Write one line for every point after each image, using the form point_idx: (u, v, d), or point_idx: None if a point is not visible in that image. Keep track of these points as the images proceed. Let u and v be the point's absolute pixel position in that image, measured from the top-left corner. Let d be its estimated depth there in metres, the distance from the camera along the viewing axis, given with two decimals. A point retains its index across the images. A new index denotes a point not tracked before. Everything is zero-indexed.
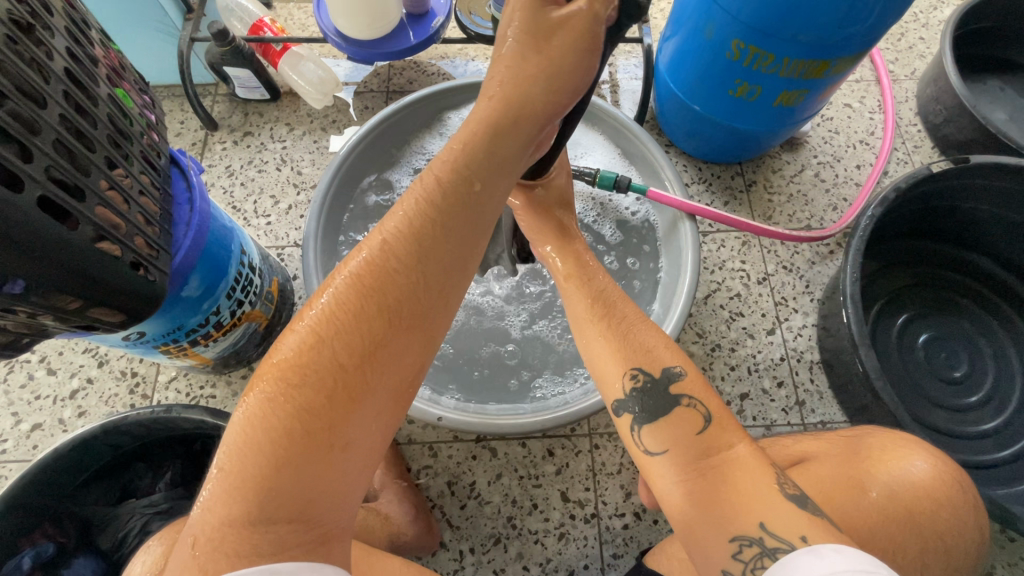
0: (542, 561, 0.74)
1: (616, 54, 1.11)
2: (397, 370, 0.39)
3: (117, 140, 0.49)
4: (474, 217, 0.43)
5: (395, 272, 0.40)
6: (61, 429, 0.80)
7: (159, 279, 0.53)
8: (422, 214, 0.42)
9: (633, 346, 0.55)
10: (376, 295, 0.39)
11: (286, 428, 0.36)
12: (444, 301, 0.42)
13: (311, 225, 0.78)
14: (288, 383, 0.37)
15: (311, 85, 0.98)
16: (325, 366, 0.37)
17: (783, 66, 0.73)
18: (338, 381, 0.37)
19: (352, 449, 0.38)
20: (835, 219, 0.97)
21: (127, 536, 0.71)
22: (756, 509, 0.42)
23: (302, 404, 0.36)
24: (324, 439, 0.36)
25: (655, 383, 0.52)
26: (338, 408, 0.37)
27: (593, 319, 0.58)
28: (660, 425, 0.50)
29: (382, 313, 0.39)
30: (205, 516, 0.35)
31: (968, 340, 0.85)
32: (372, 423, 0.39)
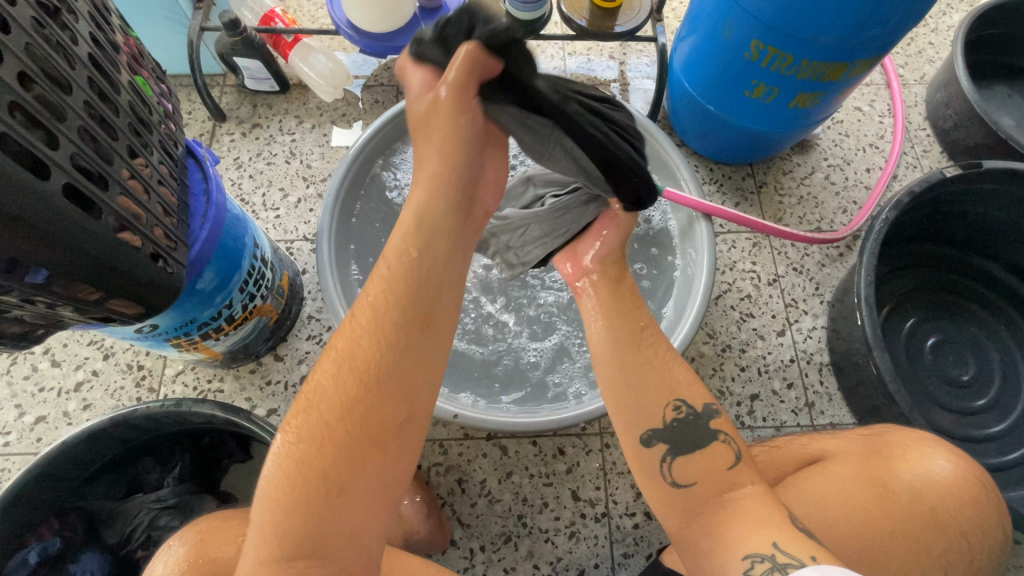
0: (552, 560, 0.74)
1: (627, 52, 1.11)
2: (379, 419, 0.39)
3: (138, 129, 0.48)
4: (431, 269, 0.43)
5: (363, 329, 0.41)
6: (65, 421, 0.79)
7: (177, 271, 0.52)
8: (378, 280, 0.42)
9: (677, 376, 0.51)
10: (341, 361, 0.40)
11: (287, 478, 0.37)
12: (416, 351, 0.41)
13: (325, 218, 0.78)
14: (281, 445, 0.39)
15: (321, 77, 0.96)
16: (307, 426, 0.39)
17: (802, 67, 0.73)
18: (323, 434, 0.38)
19: (349, 498, 0.37)
20: (845, 221, 0.97)
21: (134, 531, 0.70)
22: (768, 528, 0.43)
23: (294, 462, 0.38)
24: (321, 492, 0.37)
25: (697, 417, 0.49)
26: (325, 463, 0.37)
27: (637, 342, 0.52)
28: (692, 459, 0.48)
29: (354, 369, 0.39)
30: (247, 557, 0.39)
31: (975, 344, 0.86)
32: (364, 473, 0.38)
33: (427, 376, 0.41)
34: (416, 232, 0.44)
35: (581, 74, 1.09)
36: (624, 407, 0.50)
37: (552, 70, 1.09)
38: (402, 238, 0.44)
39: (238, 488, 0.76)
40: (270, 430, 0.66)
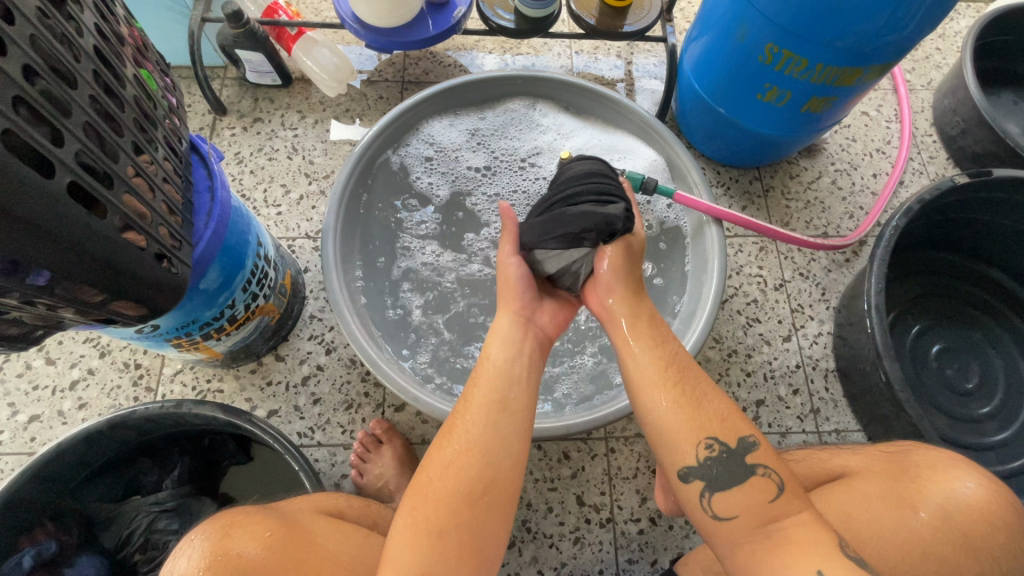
0: (557, 565, 0.74)
1: (635, 51, 1.10)
2: (466, 478, 0.49)
3: (143, 125, 0.46)
4: (506, 368, 0.55)
5: (461, 412, 0.53)
6: (60, 421, 0.77)
7: (181, 271, 0.50)
8: (475, 377, 0.55)
9: (705, 411, 0.50)
10: (448, 439, 0.52)
11: (401, 525, 0.48)
12: (502, 430, 0.51)
13: (331, 216, 0.76)
14: (402, 508, 0.50)
15: (325, 72, 0.94)
16: (422, 489, 0.50)
17: (816, 72, 0.72)
18: (426, 491, 0.49)
19: (452, 546, 0.46)
20: (852, 227, 0.97)
21: (131, 535, 0.68)
22: (814, 554, 0.43)
23: (411, 517, 0.48)
24: (427, 539, 0.46)
25: (729, 454, 0.48)
26: (433, 515, 0.47)
27: (666, 384, 0.51)
28: (734, 494, 0.47)
29: (451, 441, 0.51)
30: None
31: (980, 352, 0.86)
32: (460, 525, 0.47)
33: (513, 449, 0.51)
34: (501, 342, 0.57)
35: (588, 74, 1.07)
36: (657, 443, 0.51)
37: (558, 68, 1.08)
38: (495, 345, 0.57)
39: (238, 490, 0.75)
40: (275, 433, 0.65)
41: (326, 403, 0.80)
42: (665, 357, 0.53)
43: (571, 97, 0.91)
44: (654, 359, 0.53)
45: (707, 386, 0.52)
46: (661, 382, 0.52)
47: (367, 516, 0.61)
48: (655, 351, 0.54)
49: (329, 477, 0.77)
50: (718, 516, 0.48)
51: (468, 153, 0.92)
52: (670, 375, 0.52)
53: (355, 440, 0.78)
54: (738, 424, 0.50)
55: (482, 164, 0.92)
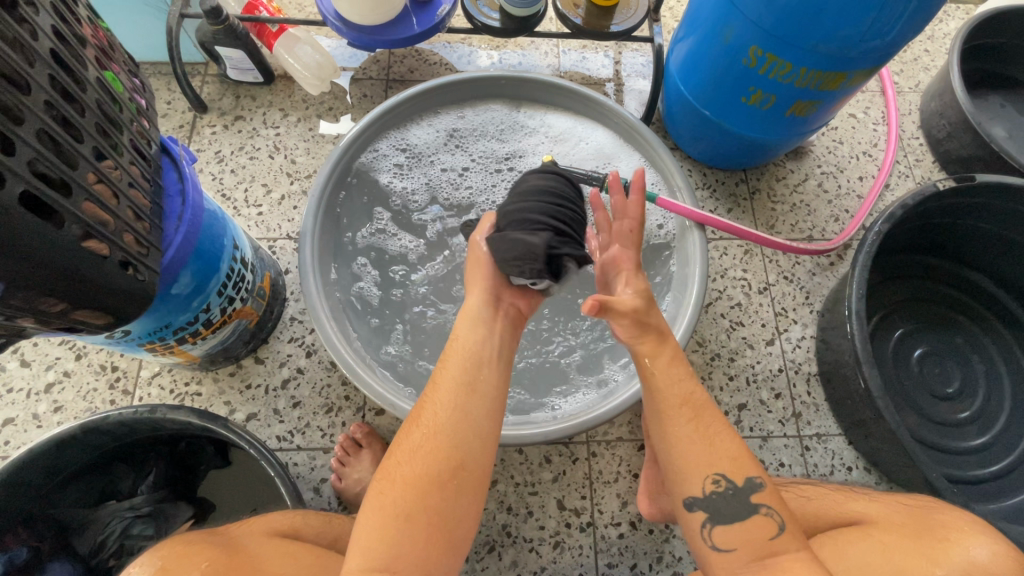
0: (536, 570, 0.74)
1: (623, 50, 1.09)
2: (433, 462, 0.48)
3: (107, 130, 0.45)
4: (475, 349, 0.55)
5: (428, 397, 0.53)
6: (35, 424, 0.76)
7: (148, 278, 0.49)
8: (445, 360, 0.55)
9: (718, 450, 0.51)
10: (416, 424, 0.52)
11: (370, 510, 0.47)
12: (472, 410, 0.51)
13: (308, 218, 0.75)
14: (372, 489, 0.49)
15: (307, 69, 0.93)
16: (391, 472, 0.49)
17: (800, 75, 0.71)
18: (395, 475, 0.49)
19: (422, 529, 0.46)
20: (837, 230, 0.97)
21: (106, 539, 0.67)
22: None
23: (380, 500, 0.48)
24: (398, 521, 0.46)
25: (735, 491, 0.50)
26: (402, 498, 0.47)
27: (680, 415, 0.53)
28: (734, 528, 0.49)
29: (418, 427, 0.51)
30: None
31: (962, 356, 0.86)
32: (430, 508, 0.47)
33: (483, 430, 0.51)
34: (469, 325, 0.57)
35: (576, 73, 1.06)
36: (672, 465, 0.52)
37: (546, 67, 1.07)
38: (463, 328, 0.57)
39: (215, 494, 0.74)
40: (251, 441, 0.64)
41: (306, 406, 0.79)
42: (686, 393, 0.54)
43: (555, 97, 0.90)
44: (676, 391, 0.54)
45: (726, 425, 0.53)
46: (679, 415, 0.53)
47: (325, 536, 0.58)
48: (678, 382, 0.55)
49: (307, 482, 0.76)
50: (715, 547, 0.50)
51: (444, 154, 0.91)
52: (689, 411, 0.53)
53: (335, 443, 0.78)
54: (748, 465, 0.51)
55: (455, 165, 0.91)
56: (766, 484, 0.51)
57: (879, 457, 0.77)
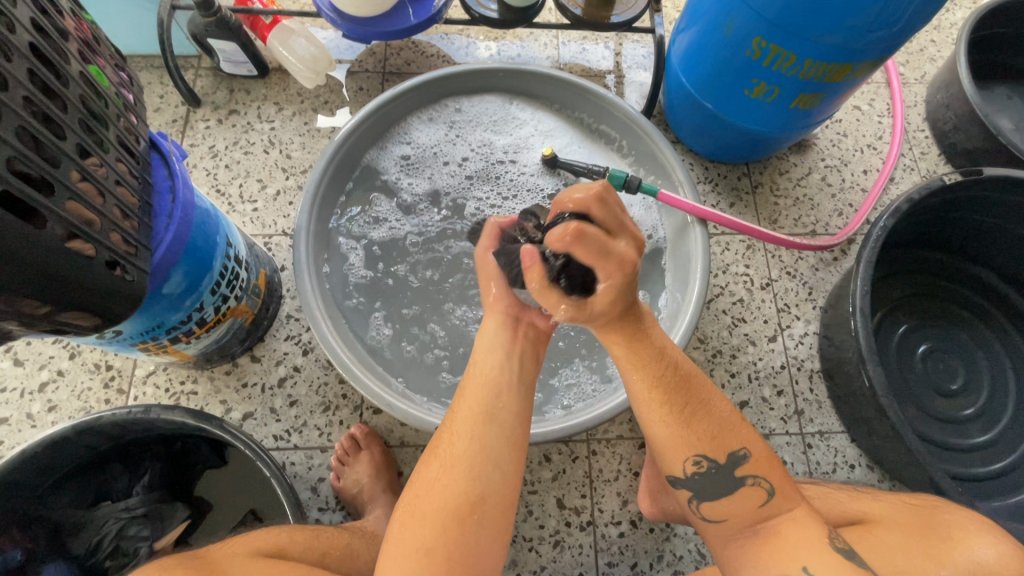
0: (536, 569, 0.73)
1: (623, 41, 1.07)
2: (452, 496, 0.48)
3: (92, 126, 0.44)
4: (495, 377, 0.54)
5: (446, 429, 0.52)
6: (29, 424, 0.75)
7: (138, 278, 0.48)
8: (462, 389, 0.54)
9: (696, 430, 0.50)
10: (434, 455, 0.51)
11: (392, 543, 0.47)
12: (490, 440, 0.50)
13: (303, 215, 0.74)
14: (393, 523, 0.49)
15: (301, 62, 0.91)
16: (406, 504, 0.49)
17: (805, 67, 0.70)
18: (416, 509, 0.48)
19: (441, 564, 0.45)
20: (841, 224, 0.95)
21: (101, 542, 0.65)
22: (797, 552, 0.45)
23: (397, 533, 0.48)
24: (417, 557, 0.45)
25: (719, 469, 0.50)
26: (421, 533, 0.46)
27: (657, 403, 0.51)
28: (722, 500, 0.50)
29: (437, 459, 0.51)
30: None
31: (966, 353, 0.85)
32: (449, 543, 0.46)
33: (501, 462, 0.49)
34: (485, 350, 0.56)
35: (576, 65, 1.05)
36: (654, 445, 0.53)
37: (545, 59, 1.05)
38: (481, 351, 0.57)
39: (212, 494, 0.74)
40: (248, 441, 0.64)
41: (303, 405, 0.78)
42: (656, 378, 0.51)
43: (553, 90, 0.88)
44: (642, 379, 0.52)
45: (705, 398, 0.52)
46: (650, 405, 0.51)
47: (314, 550, 0.57)
48: (646, 369, 0.51)
49: (305, 481, 0.75)
50: (707, 516, 0.52)
51: (444, 146, 0.89)
52: (659, 398, 0.51)
53: (333, 443, 0.77)
54: (728, 437, 0.50)
55: (456, 156, 0.89)
56: (753, 452, 0.51)
57: (882, 455, 0.77)
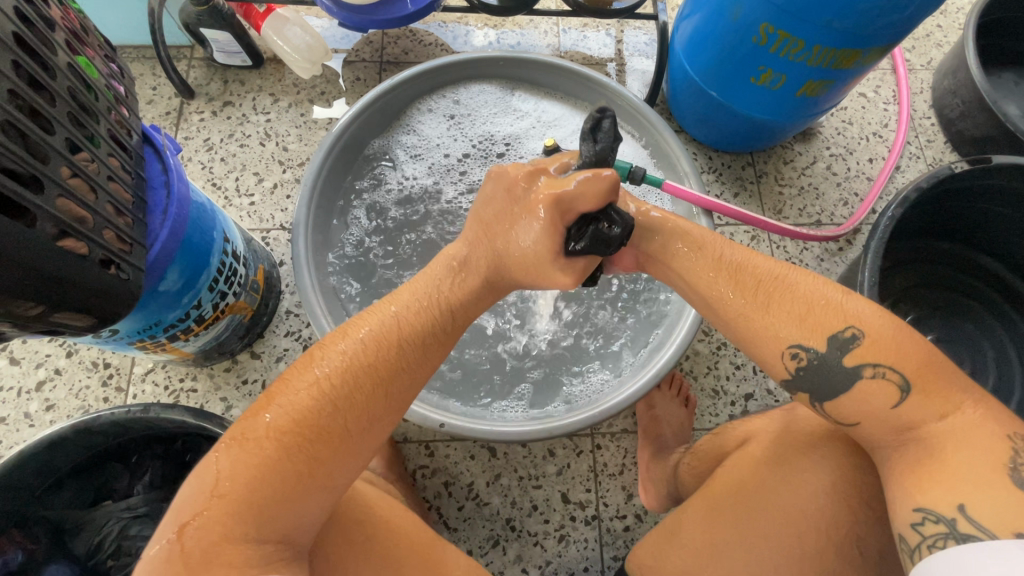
0: (541, 564, 0.73)
1: (625, 28, 1.05)
2: (377, 442, 0.44)
3: (81, 120, 0.42)
4: (458, 327, 0.49)
5: (396, 360, 0.44)
6: (27, 423, 0.74)
7: (133, 276, 0.47)
8: (395, 299, 0.47)
9: (790, 315, 0.45)
10: (373, 381, 0.43)
11: (295, 472, 0.40)
12: (420, 370, 0.46)
13: (301, 210, 0.72)
14: (293, 442, 0.40)
15: (297, 52, 0.89)
16: (288, 414, 0.40)
17: (813, 54, 0.68)
18: (339, 444, 0.41)
19: (328, 497, 0.42)
20: (846, 214, 0.94)
21: (102, 542, 0.65)
22: (957, 487, 0.40)
23: (272, 447, 0.39)
24: (296, 481, 0.40)
25: (822, 360, 0.44)
26: (335, 467, 0.41)
27: (737, 289, 0.47)
28: (845, 403, 0.45)
29: (380, 394, 0.43)
30: (202, 526, 0.38)
31: (970, 343, 0.85)
32: (343, 476, 0.42)
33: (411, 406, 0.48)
34: (447, 273, 0.49)
35: (577, 53, 1.03)
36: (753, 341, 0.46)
37: (545, 47, 1.03)
38: (431, 269, 0.50)
39: None
40: None
41: None
42: (713, 261, 0.48)
43: (558, 80, 0.86)
44: (701, 263, 0.49)
45: (781, 276, 0.46)
46: (724, 295, 0.47)
47: None
48: (702, 260, 0.49)
49: None
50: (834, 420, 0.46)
51: (448, 143, 0.87)
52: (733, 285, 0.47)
53: None
54: (828, 321, 0.44)
55: (454, 148, 0.88)
56: (866, 331, 0.43)
57: None
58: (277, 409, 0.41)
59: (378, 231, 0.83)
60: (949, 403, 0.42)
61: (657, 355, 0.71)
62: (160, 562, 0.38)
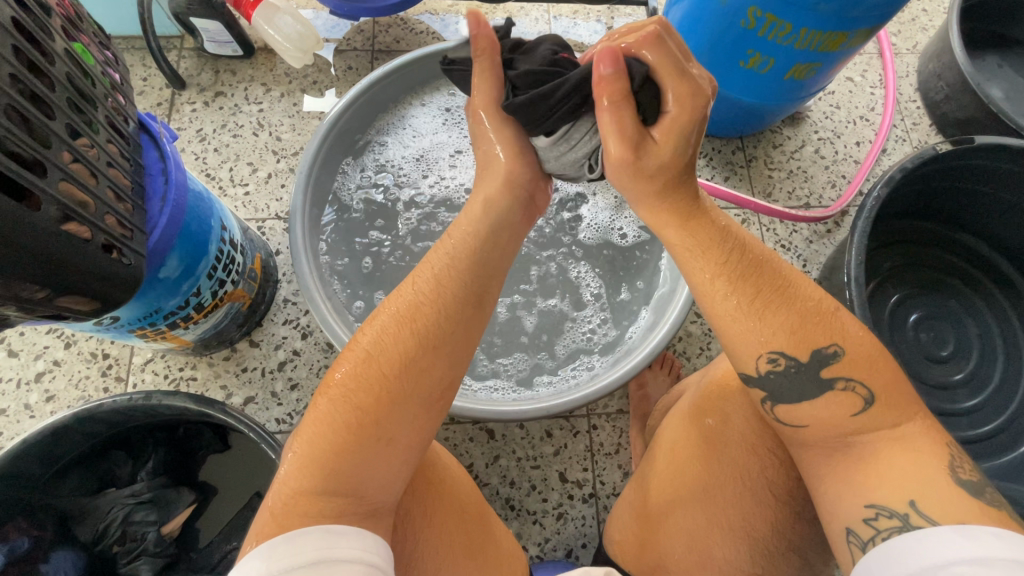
0: (540, 541, 0.74)
1: (615, 15, 1.05)
2: (429, 387, 0.45)
3: (80, 105, 0.43)
4: (489, 260, 0.51)
5: (429, 306, 0.46)
6: (27, 414, 0.75)
7: (134, 262, 0.48)
8: (424, 263, 0.49)
9: (784, 298, 0.44)
10: (408, 324, 0.45)
11: (347, 424, 0.41)
12: (462, 316, 0.47)
13: (297, 197, 0.73)
14: (343, 396, 0.43)
15: (289, 41, 0.88)
16: (340, 373, 0.44)
17: (800, 37, 0.69)
18: (383, 391, 0.43)
19: (390, 445, 0.42)
20: (834, 196, 0.96)
21: (108, 528, 0.66)
22: (914, 474, 0.41)
23: (329, 403, 0.43)
24: (351, 432, 0.41)
25: (798, 369, 0.44)
26: (386, 409, 0.42)
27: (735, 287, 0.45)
28: (810, 391, 0.44)
29: (414, 337, 0.45)
30: (281, 486, 0.41)
31: (956, 320, 0.87)
32: (398, 419, 0.43)
33: (466, 353, 0.48)
34: (474, 226, 0.51)
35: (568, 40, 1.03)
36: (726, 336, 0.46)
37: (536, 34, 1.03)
38: (465, 222, 0.52)
39: (218, 479, 0.74)
40: (248, 422, 0.63)
41: (304, 388, 0.78)
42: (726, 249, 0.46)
43: None
44: (705, 260, 0.46)
45: (781, 284, 0.45)
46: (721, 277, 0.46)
47: None
48: (704, 254, 0.46)
49: None
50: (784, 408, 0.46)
51: (440, 134, 0.89)
52: (724, 284, 0.45)
53: None
54: (823, 315, 0.44)
55: (448, 143, 0.89)
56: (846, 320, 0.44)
57: None
58: (329, 376, 0.45)
59: (363, 213, 0.85)
60: (900, 393, 0.43)
61: (652, 334, 0.72)
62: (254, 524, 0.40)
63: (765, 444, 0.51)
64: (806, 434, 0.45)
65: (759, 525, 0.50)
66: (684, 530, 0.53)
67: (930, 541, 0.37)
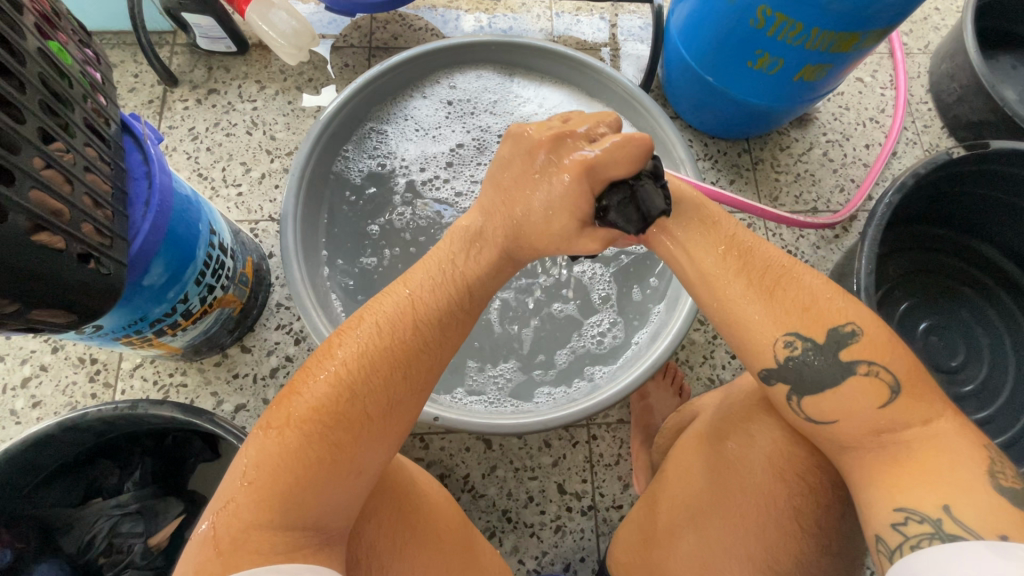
0: (537, 555, 0.73)
1: (619, 12, 1.02)
2: (404, 418, 0.43)
3: (55, 108, 0.40)
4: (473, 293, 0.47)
5: (413, 335, 0.43)
6: (13, 420, 0.73)
7: (114, 271, 0.46)
8: (410, 282, 0.46)
9: (796, 314, 0.42)
10: (390, 352, 0.42)
11: (317, 458, 0.39)
12: (444, 347, 0.45)
13: (288, 200, 0.71)
14: (312, 427, 0.39)
15: (283, 36, 0.85)
16: (309, 400, 0.40)
17: (810, 37, 0.67)
18: (359, 424, 0.40)
19: (358, 478, 0.40)
20: (842, 201, 0.93)
21: (94, 539, 0.64)
22: (937, 489, 0.38)
23: (296, 434, 0.39)
24: (320, 466, 0.39)
25: (818, 350, 0.42)
26: (359, 444, 0.40)
27: (745, 274, 0.43)
28: (822, 409, 0.42)
29: (397, 367, 0.42)
30: (230, 517, 0.38)
31: (966, 329, 0.85)
32: (370, 454, 0.41)
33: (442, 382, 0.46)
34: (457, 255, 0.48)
35: (570, 38, 1.00)
36: (735, 351, 0.44)
37: (538, 32, 1.01)
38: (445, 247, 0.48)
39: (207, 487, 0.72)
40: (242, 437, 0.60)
41: None
42: (725, 238, 0.45)
43: (552, 66, 0.85)
44: (709, 242, 0.45)
45: (787, 267, 0.44)
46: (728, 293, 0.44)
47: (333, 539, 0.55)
48: (709, 240, 0.45)
49: None
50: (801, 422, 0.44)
51: (440, 126, 0.86)
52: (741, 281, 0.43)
53: None
54: (839, 318, 0.43)
55: (450, 134, 0.86)
56: (864, 330, 0.42)
57: None
58: (290, 398, 0.41)
59: (361, 208, 0.82)
60: (918, 411, 0.41)
61: (655, 343, 0.70)
62: (194, 553, 0.38)
63: (796, 469, 0.48)
64: (837, 434, 0.43)
65: (782, 558, 0.48)
66: (690, 552, 0.51)
67: (956, 557, 0.34)
